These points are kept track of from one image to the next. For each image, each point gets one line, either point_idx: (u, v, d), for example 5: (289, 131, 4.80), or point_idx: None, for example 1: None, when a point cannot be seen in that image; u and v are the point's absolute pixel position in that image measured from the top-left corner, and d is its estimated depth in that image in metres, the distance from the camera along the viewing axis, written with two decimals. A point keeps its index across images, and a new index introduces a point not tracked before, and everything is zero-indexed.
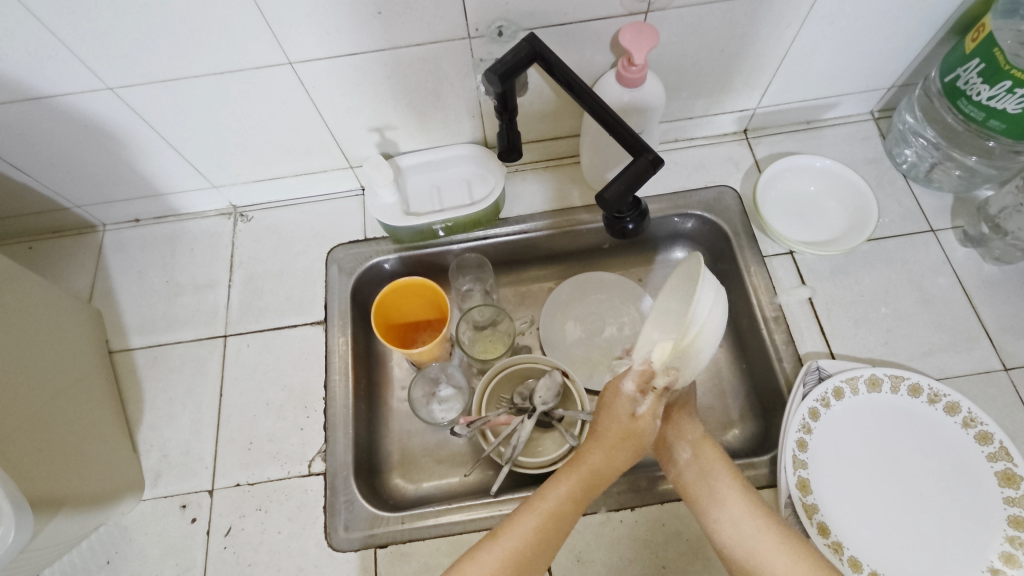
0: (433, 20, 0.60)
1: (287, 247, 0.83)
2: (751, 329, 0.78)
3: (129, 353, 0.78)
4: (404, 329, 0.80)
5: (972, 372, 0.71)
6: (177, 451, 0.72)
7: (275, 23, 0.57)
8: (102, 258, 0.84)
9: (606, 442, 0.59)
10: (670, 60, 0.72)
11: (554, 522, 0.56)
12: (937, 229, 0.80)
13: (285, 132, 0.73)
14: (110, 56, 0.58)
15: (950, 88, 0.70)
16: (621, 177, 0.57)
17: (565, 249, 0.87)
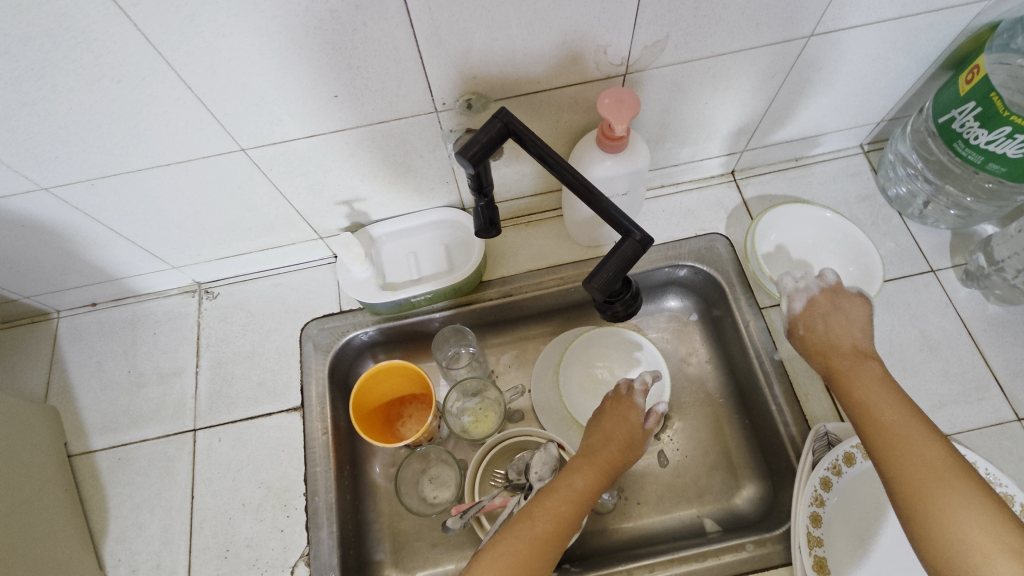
0: (396, 98, 0.55)
1: (258, 325, 0.78)
2: (753, 386, 0.74)
3: (91, 456, 0.72)
4: (388, 406, 0.75)
5: (985, 426, 0.68)
6: (147, 565, 0.66)
7: (222, 114, 0.52)
8: (57, 349, 0.78)
9: (617, 441, 0.64)
10: (653, 114, 0.68)
11: (583, 496, 0.61)
12: (936, 269, 0.77)
13: (246, 212, 0.68)
14: (39, 159, 0.53)
15: (945, 129, 0.67)
16: (610, 263, 0.53)
17: (553, 306, 0.82)
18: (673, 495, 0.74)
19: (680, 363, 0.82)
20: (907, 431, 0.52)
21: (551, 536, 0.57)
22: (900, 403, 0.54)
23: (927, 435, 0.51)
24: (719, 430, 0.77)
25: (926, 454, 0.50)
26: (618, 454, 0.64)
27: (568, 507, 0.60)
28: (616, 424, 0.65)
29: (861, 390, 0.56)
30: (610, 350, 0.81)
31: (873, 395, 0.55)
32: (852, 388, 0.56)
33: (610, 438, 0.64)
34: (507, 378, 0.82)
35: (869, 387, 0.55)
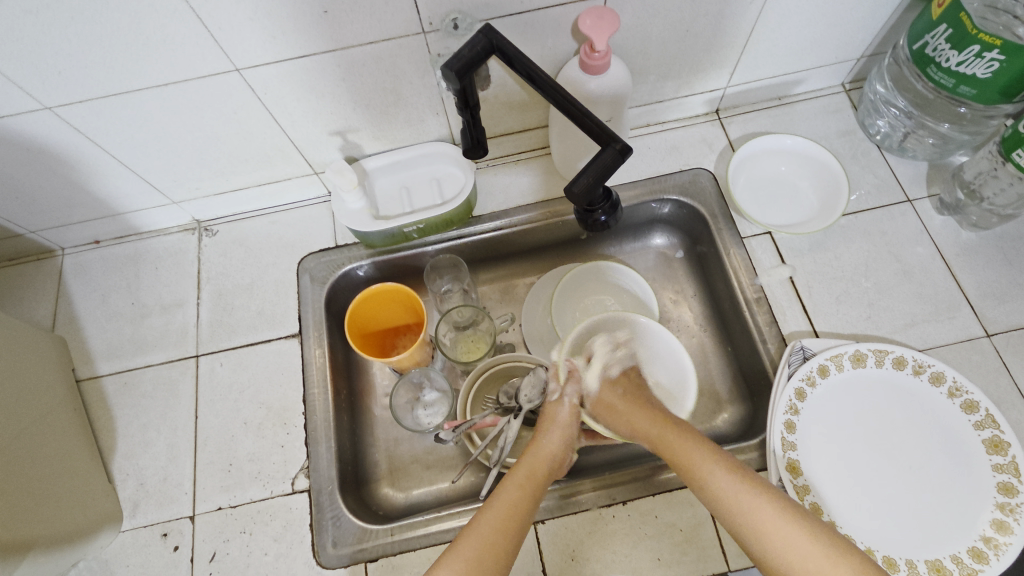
0: (384, 17, 0.57)
1: (256, 259, 0.81)
2: (733, 312, 0.77)
3: (98, 381, 0.75)
4: (383, 335, 0.79)
5: (955, 342, 0.70)
6: (155, 479, 0.70)
7: (217, 31, 0.54)
8: (63, 284, 0.80)
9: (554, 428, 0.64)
10: (635, 42, 0.69)
11: (522, 504, 0.57)
12: (913, 199, 0.79)
13: (241, 142, 0.70)
14: (42, 75, 0.55)
15: (919, 55, 0.69)
16: (590, 170, 0.54)
17: (543, 243, 0.85)
18: None
19: (665, 296, 0.85)
20: (745, 503, 0.53)
21: (495, 554, 0.53)
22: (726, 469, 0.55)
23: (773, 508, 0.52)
24: (702, 357, 0.80)
25: (773, 527, 0.51)
26: (551, 453, 0.62)
27: (512, 518, 0.56)
28: (546, 421, 0.65)
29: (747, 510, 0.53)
30: (599, 283, 0.83)
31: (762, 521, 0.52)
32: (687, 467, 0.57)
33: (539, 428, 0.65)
34: (500, 312, 0.85)
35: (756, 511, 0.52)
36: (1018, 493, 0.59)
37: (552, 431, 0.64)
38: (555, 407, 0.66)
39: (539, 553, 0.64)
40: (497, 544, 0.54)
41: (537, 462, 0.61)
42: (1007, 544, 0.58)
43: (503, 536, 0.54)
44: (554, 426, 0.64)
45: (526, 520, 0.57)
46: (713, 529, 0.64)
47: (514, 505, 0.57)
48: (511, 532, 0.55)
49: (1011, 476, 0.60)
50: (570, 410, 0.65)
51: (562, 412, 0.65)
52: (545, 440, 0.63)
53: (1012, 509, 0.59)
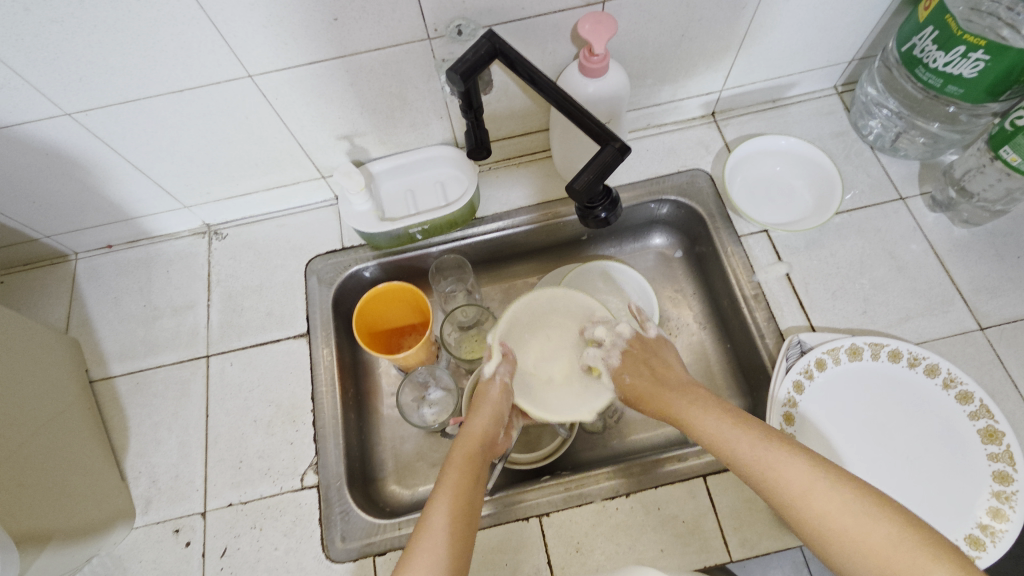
0: (390, 23, 0.59)
1: (265, 262, 0.83)
2: (732, 308, 0.78)
3: (111, 381, 0.77)
4: (389, 334, 0.81)
5: (949, 335, 0.72)
6: (167, 476, 0.71)
7: (231, 37, 0.57)
8: (76, 287, 0.82)
9: (489, 407, 0.61)
10: (632, 47, 0.72)
11: (467, 488, 0.53)
12: (906, 197, 0.81)
13: (252, 146, 0.72)
14: (64, 81, 0.58)
15: (908, 57, 0.71)
16: (590, 167, 0.56)
17: (544, 244, 0.87)
18: None
19: (665, 295, 0.86)
20: (739, 437, 0.52)
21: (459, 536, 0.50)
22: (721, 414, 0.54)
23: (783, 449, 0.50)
24: (702, 354, 0.82)
25: (767, 455, 0.50)
26: (483, 431, 0.59)
27: (462, 504, 0.52)
28: (479, 401, 0.61)
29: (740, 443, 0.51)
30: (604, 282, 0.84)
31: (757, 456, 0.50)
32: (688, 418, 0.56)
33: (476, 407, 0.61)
34: (504, 312, 0.87)
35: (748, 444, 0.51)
36: (1013, 480, 0.61)
37: (481, 414, 0.60)
38: (484, 382, 0.61)
39: (545, 545, 0.65)
40: (454, 526, 0.50)
41: (471, 444, 0.58)
42: (1003, 531, 0.60)
43: (459, 522, 0.51)
44: (487, 408, 0.61)
45: (473, 505, 0.53)
46: (715, 521, 0.65)
47: (461, 491, 0.53)
48: (466, 513, 0.52)
49: (1006, 464, 0.62)
50: (501, 388, 0.61)
51: (490, 389, 0.61)
52: (475, 420, 0.60)
53: (1008, 497, 0.60)
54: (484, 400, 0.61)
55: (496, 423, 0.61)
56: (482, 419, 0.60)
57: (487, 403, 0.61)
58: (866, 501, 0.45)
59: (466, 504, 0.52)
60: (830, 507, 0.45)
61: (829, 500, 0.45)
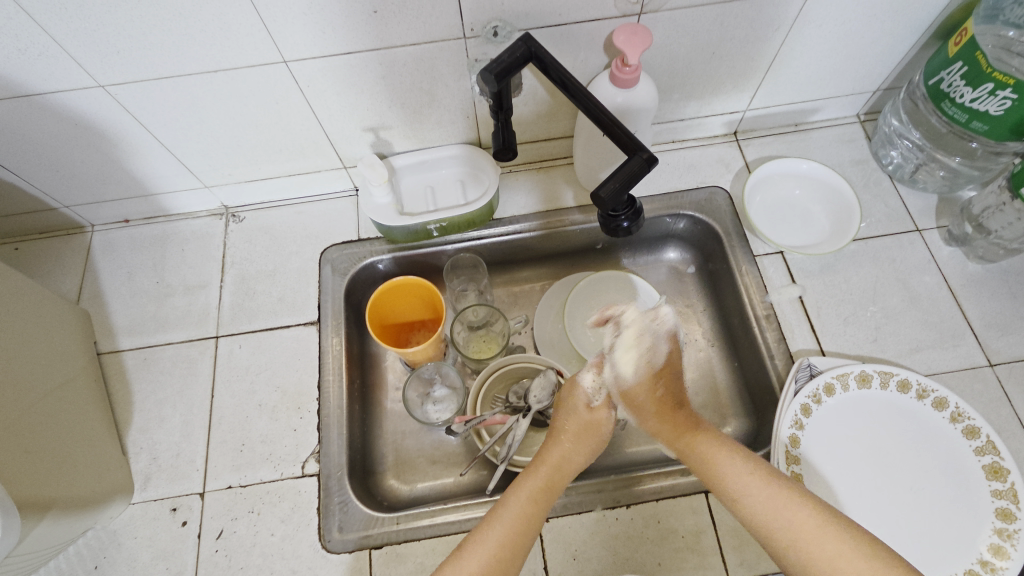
0: (429, 20, 0.60)
1: (280, 247, 0.83)
2: (742, 327, 0.78)
3: (118, 355, 0.77)
4: (398, 329, 0.80)
5: (958, 369, 0.72)
6: (168, 454, 0.71)
7: (271, 23, 0.57)
8: (90, 259, 0.82)
9: (571, 434, 0.64)
10: (663, 61, 0.72)
11: (537, 511, 0.58)
12: (922, 229, 0.81)
13: (278, 131, 0.73)
14: (101, 54, 0.58)
15: (934, 90, 0.72)
16: (616, 176, 0.57)
17: (557, 250, 0.87)
18: None
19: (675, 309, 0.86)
20: (753, 484, 0.56)
21: (513, 545, 0.56)
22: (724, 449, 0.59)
23: (767, 487, 0.56)
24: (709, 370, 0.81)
25: (771, 502, 0.55)
26: (568, 460, 0.63)
27: (525, 524, 0.57)
28: (570, 399, 0.66)
29: (742, 487, 0.56)
30: (617, 292, 0.84)
31: (761, 505, 0.55)
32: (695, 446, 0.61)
33: (561, 434, 0.64)
34: (512, 315, 0.87)
35: (758, 495, 0.55)
36: (1016, 518, 0.61)
37: (570, 438, 0.64)
38: (575, 385, 0.66)
39: (542, 550, 0.65)
40: (511, 542, 0.56)
41: (554, 471, 0.62)
42: (1004, 568, 0.60)
43: (513, 547, 0.56)
44: (582, 437, 0.64)
45: (536, 527, 0.58)
46: (714, 537, 0.65)
47: (526, 517, 0.58)
48: (525, 516, 0.58)
49: (1010, 502, 0.62)
50: (592, 414, 0.65)
51: (579, 396, 0.65)
52: (565, 445, 0.63)
53: (1010, 534, 0.60)
54: (577, 424, 0.64)
55: (580, 452, 0.63)
56: (568, 446, 0.63)
57: (591, 434, 0.64)
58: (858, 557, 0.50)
59: (531, 521, 0.58)
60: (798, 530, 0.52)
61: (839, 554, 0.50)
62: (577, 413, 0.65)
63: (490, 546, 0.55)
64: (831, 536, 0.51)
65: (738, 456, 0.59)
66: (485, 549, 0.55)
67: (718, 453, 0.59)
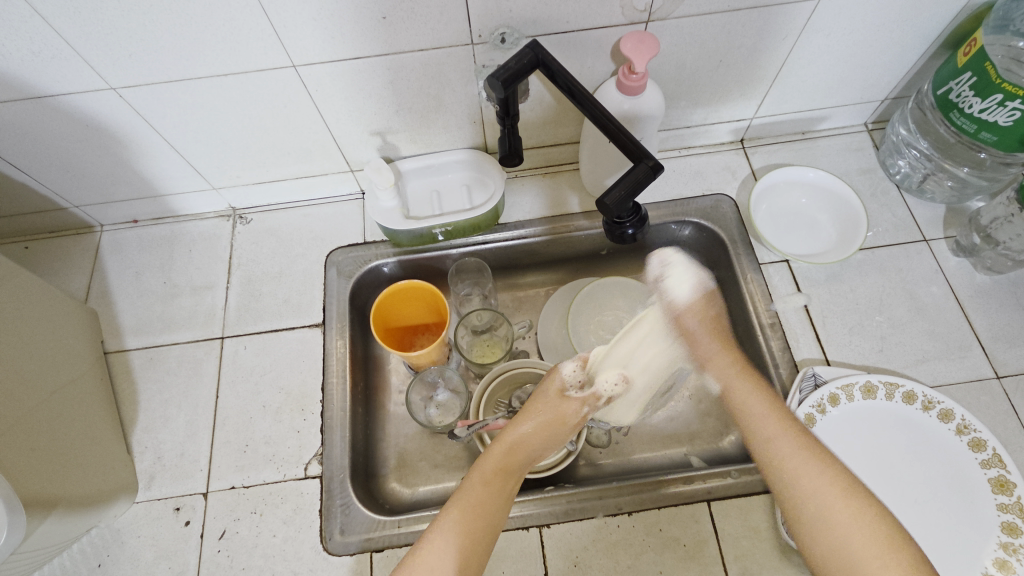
0: (437, 26, 0.60)
1: (287, 250, 0.83)
2: (746, 335, 0.78)
3: (125, 354, 0.77)
4: (402, 332, 0.81)
5: (965, 380, 0.72)
6: (172, 453, 0.71)
7: (281, 28, 0.58)
8: (98, 259, 0.83)
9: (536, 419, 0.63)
10: (670, 68, 0.72)
11: (494, 496, 0.58)
12: (930, 239, 0.81)
13: (286, 134, 0.73)
14: (113, 57, 0.59)
15: (943, 100, 0.71)
16: (622, 183, 0.56)
17: (562, 255, 0.87)
18: (665, 434, 0.77)
19: None
20: (808, 465, 0.53)
21: (474, 530, 0.55)
22: (775, 419, 0.57)
23: (817, 462, 0.53)
24: None
25: (817, 479, 0.52)
26: (525, 442, 0.62)
27: (483, 507, 0.56)
28: (546, 384, 0.66)
29: (793, 457, 0.54)
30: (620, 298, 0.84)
31: (807, 480, 0.52)
32: (743, 407, 0.59)
33: (524, 414, 0.64)
34: (516, 320, 0.87)
35: (807, 469, 0.53)
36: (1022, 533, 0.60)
37: (529, 421, 0.63)
38: (554, 371, 0.67)
39: (543, 557, 0.65)
40: (469, 530, 0.54)
41: (509, 453, 0.61)
42: None
43: (473, 534, 0.54)
44: (551, 425, 0.63)
45: (495, 512, 0.57)
46: (716, 547, 0.64)
47: (480, 505, 0.57)
48: (479, 506, 0.56)
49: (1016, 516, 0.61)
50: (573, 408, 0.64)
51: (555, 383, 0.66)
52: (526, 430, 0.62)
53: (1015, 549, 0.60)
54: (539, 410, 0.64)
55: (540, 436, 0.63)
56: (528, 428, 0.63)
57: (557, 424, 0.63)
58: (898, 555, 0.47)
59: (488, 505, 0.57)
60: (825, 502, 0.51)
61: (872, 550, 0.48)
62: (547, 399, 0.65)
63: (452, 529, 0.54)
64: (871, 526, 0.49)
65: (785, 423, 0.56)
66: (446, 536, 0.54)
67: (765, 419, 0.57)
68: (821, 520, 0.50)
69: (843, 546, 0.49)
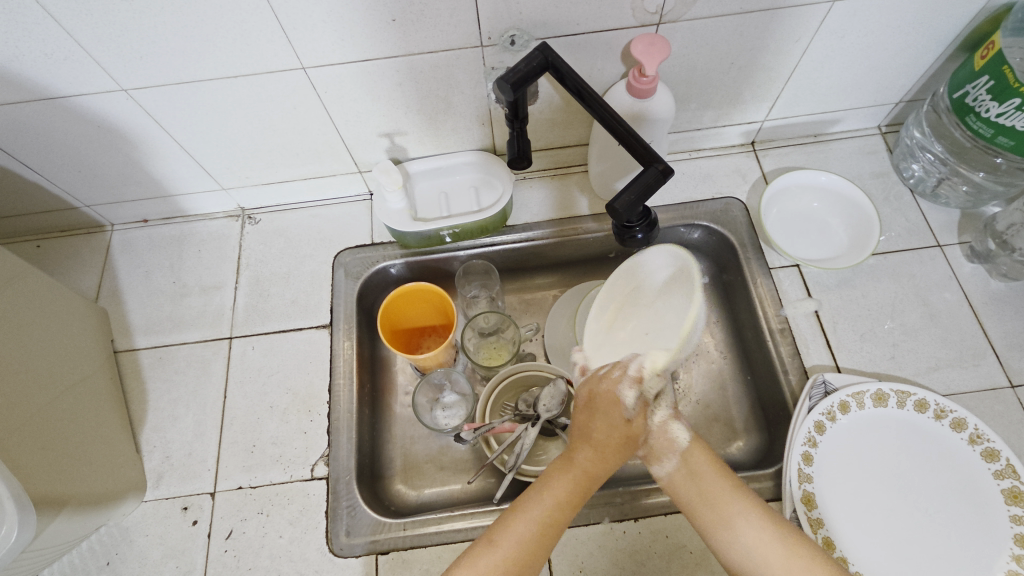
0: (446, 29, 0.60)
1: (295, 250, 0.84)
2: (756, 340, 0.77)
3: (134, 353, 0.78)
4: (409, 334, 0.81)
5: (978, 389, 0.70)
6: (180, 453, 0.72)
7: (290, 30, 0.58)
8: (109, 258, 0.84)
9: (600, 444, 0.54)
10: (681, 71, 0.72)
11: (563, 521, 0.53)
12: (943, 245, 0.80)
13: (295, 135, 0.73)
14: (124, 58, 0.59)
15: (959, 104, 0.70)
16: (632, 187, 0.56)
17: (570, 257, 0.87)
18: None
19: None
20: (769, 546, 0.51)
21: (534, 557, 0.51)
22: (728, 494, 0.53)
23: (782, 546, 0.51)
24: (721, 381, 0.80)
25: (776, 564, 0.50)
26: (598, 462, 0.54)
27: (549, 533, 0.52)
28: (606, 399, 0.55)
29: (753, 537, 0.52)
30: None
31: (770, 565, 0.50)
32: (687, 481, 0.54)
33: (595, 436, 0.55)
34: (523, 323, 0.86)
35: (769, 552, 0.51)
36: None
37: (592, 437, 0.55)
38: (613, 387, 0.55)
39: (548, 562, 0.65)
40: (533, 554, 0.51)
41: (584, 479, 0.54)
42: None
43: (535, 558, 0.51)
44: (620, 447, 0.55)
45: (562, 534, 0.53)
46: None
47: (552, 527, 0.52)
48: (545, 542, 0.52)
49: None
50: (636, 425, 0.55)
51: (614, 399, 0.54)
52: (592, 449, 0.54)
53: None
54: (613, 426, 0.54)
55: (615, 460, 0.55)
56: (599, 453, 0.54)
57: (626, 448, 0.55)
58: None
59: (555, 529, 0.52)
60: None
61: None
62: (612, 420, 0.54)
63: (512, 552, 0.50)
64: None
65: (735, 497, 0.53)
66: (500, 560, 0.50)
67: (717, 497, 0.53)
68: None
69: None
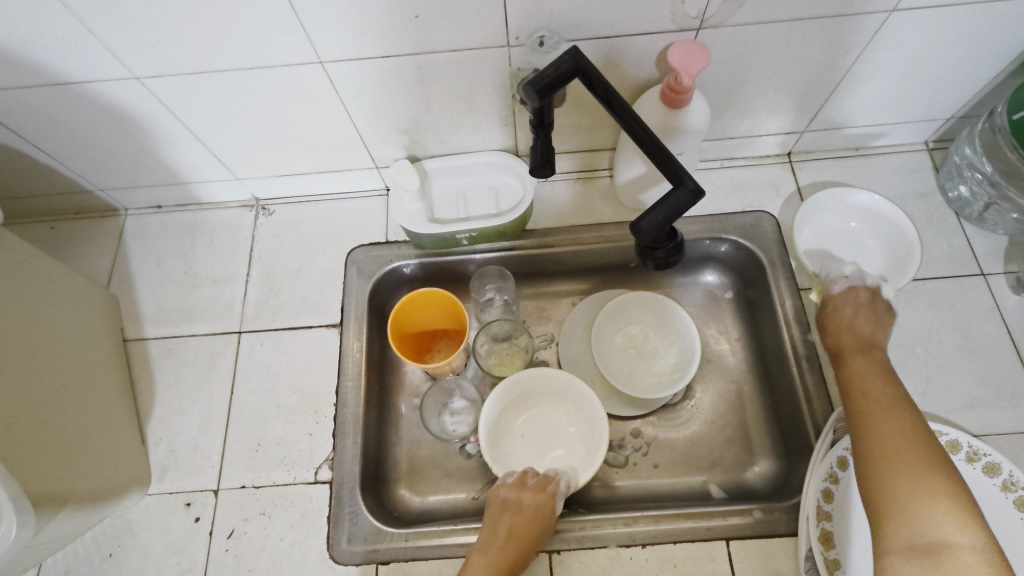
0: (472, 27, 0.57)
1: (307, 245, 0.82)
2: (779, 364, 0.74)
3: (143, 342, 0.77)
4: (420, 336, 0.78)
5: (1015, 431, 0.67)
6: (185, 447, 0.71)
7: (308, 23, 0.55)
8: (122, 243, 0.83)
9: (520, 538, 0.60)
10: (719, 78, 0.68)
11: None
12: (988, 274, 0.75)
13: (311, 129, 0.71)
14: (136, 47, 0.57)
15: (1017, 125, 0.64)
16: (660, 207, 0.52)
17: (591, 263, 0.83)
18: (685, 460, 0.74)
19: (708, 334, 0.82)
20: (894, 420, 0.53)
21: None
22: (895, 398, 0.56)
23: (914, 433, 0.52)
24: (741, 404, 0.76)
25: (898, 447, 0.51)
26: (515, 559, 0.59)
27: None
28: (527, 503, 0.61)
29: (883, 420, 0.54)
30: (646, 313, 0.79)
31: (885, 433, 0.53)
32: (868, 393, 0.58)
33: (514, 530, 0.60)
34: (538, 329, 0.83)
35: (892, 421, 0.53)
36: None
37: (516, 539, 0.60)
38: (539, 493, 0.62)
39: None
40: None
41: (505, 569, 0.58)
42: None
43: None
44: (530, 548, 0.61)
45: None
46: None
47: None
48: None
49: None
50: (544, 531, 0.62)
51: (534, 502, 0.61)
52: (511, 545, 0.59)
53: None
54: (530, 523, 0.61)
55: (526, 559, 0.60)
56: (517, 547, 0.60)
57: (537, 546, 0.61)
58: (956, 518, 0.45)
59: None
60: (900, 473, 0.49)
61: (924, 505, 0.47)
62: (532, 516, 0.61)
63: None
64: (939, 499, 0.46)
65: (905, 408, 0.54)
66: None
67: (882, 394, 0.56)
68: (885, 489, 0.49)
69: (900, 504, 0.48)
